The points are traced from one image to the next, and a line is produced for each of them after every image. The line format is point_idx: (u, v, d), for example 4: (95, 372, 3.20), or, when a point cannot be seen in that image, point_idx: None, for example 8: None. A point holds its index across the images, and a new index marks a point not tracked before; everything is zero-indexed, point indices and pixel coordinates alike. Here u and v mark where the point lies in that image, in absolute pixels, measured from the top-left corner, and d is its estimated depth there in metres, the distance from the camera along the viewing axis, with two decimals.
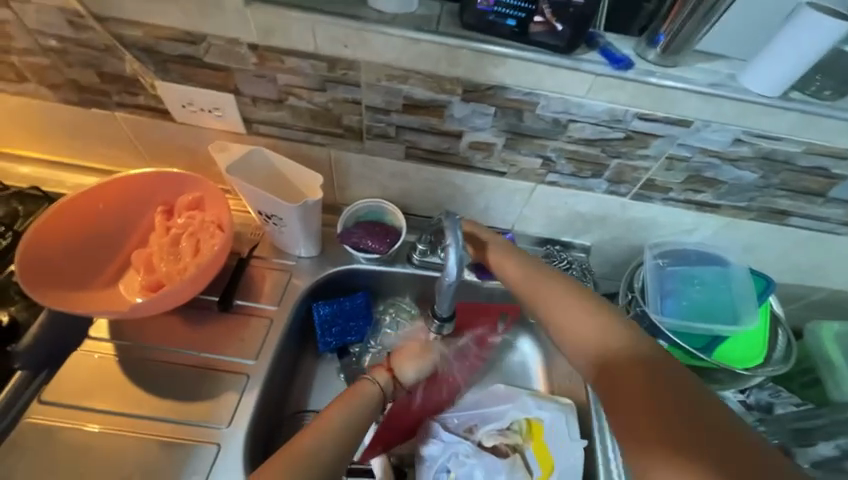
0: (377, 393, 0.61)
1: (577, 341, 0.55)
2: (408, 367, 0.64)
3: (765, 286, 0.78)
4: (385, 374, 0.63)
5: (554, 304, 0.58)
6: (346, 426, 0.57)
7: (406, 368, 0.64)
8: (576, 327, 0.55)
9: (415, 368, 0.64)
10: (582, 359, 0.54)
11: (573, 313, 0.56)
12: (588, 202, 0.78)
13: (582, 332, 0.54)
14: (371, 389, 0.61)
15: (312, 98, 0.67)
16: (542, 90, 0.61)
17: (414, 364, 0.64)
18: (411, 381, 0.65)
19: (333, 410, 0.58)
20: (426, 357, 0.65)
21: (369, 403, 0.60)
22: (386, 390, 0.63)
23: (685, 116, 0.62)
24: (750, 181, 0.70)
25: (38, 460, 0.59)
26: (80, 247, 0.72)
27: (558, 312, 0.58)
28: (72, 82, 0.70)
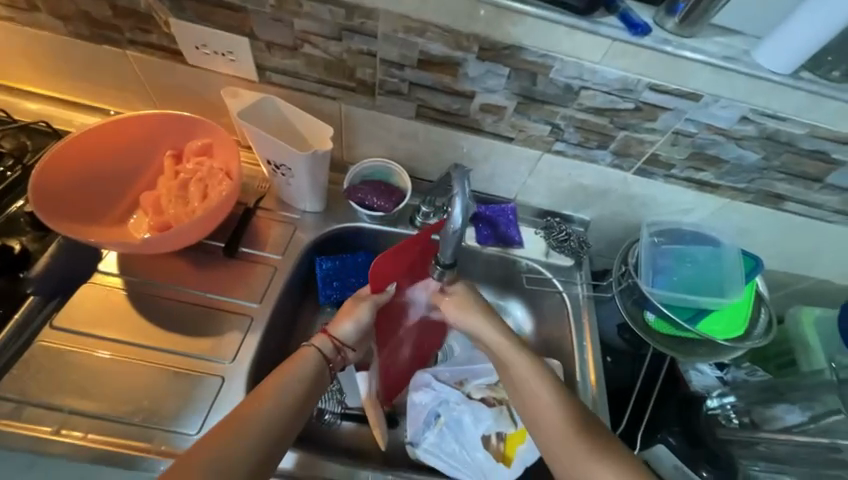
0: (318, 357, 0.62)
1: (537, 414, 0.60)
2: (344, 325, 0.67)
3: (754, 265, 0.80)
4: (326, 339, 0.65)
5: (521, 379, 0.62)
6: (293, 392, 0.57)
7: (340, 324, 0.67)
8: (537, 402, 0.60)
9: (351, 323, 0.67)
10: (537, 429, 0.60)
11: (525, 371, 0.62)
12: (592, 174, 0.80)
13: (539, 405, 0.60)
14: (313, 353, 0.62)
15: (327, 47, 0.66)
16: (557, 52, 0.61)
17: (349, 322, 0.67)
18: (351, 336, 0.68)
19: (268, 383, 0.56)
20: (357, 315, 0.68)
21: (311, 368, 0.61)
22: (328, 356, 0.64)
23: (695, 89, 0.63)
24: (752, 162, 0.72)
25: (50, 379, 0.61)
26: (89, 184, 0.72)
27: (522, 385, 0.62)
28: (83, 15, 0.69)
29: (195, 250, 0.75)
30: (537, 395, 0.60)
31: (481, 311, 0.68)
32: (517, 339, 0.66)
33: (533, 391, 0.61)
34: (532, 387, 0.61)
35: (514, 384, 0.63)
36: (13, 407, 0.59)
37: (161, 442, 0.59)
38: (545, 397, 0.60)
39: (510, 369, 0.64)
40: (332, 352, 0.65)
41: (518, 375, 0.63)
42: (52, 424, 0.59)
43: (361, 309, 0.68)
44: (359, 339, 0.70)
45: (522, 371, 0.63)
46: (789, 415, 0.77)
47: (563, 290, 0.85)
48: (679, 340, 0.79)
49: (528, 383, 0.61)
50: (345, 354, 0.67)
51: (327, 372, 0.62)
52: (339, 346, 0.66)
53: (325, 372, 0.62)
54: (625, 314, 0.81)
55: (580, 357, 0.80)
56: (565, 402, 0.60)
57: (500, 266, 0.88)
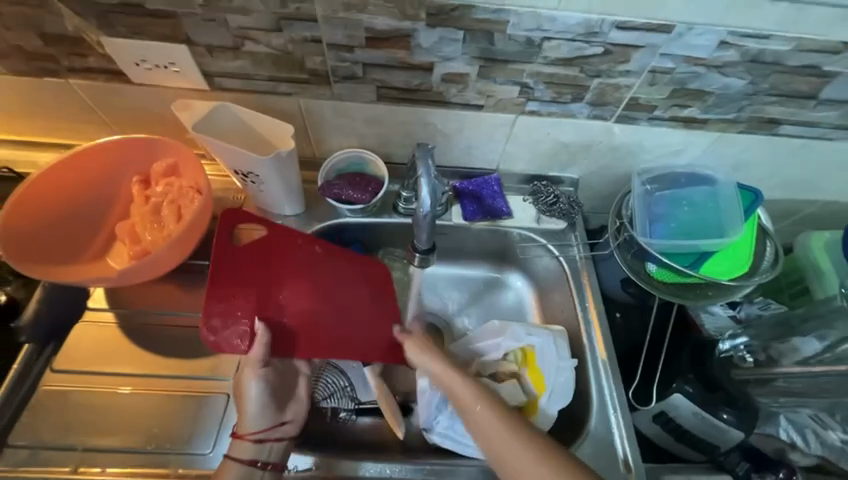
0: (242, 466, 0.57)
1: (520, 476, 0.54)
2: (245, 414, 0.60)
3: (754, 198, 0.76)
4: (245, 443, 0.58)
5: (492, 437, 0.57)
6: None
7: (245, 416, 0.60)
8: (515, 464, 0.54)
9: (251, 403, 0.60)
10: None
11: (483, 411, 0.59)
12: (572, 130, 0.76)
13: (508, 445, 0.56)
14: (235, 465, 0.57)
15: (269, 41, 0.62)
16: (511, 5, 0.57)
17: (251, 404, 0.60)
18: (263, 419, 0.60)
19: None
20: (251, 389, 0.61)
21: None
22: (254, 456, 0.58)
23: (666, 20, 0.58)
24: (738, 89, 0.67)
25: (60, 420, 0.61)
26: (59, 223, 0.71)
27: (494, 445, 0.56)
28: (15, 49, 0.66)
29: (180, 272, 0.75)
30: (503, 437, 0.56)
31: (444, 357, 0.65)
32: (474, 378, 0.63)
33: (509, 451, 0.55)
34: (492, 429, 0.57)
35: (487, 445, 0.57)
36: (28, 453, 0.58)
37: (178, 465, 0.59)
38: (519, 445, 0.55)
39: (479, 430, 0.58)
40: (256, 450, 0.59)
41: (487, 434, 0.57)
42: (69, 464, 0.58)
43: (247, 384, 0.61)
44: (278, 407, 0.62)
45: (491, 429, 0.57)
46: (803, 344, 0.73)
47: (559, 254, 0.83)
48: (684, 286, 0.77)
49: (500, 442, 0.56)
50: (276, 434, 0.60)
51: (263, 473, 0.58)
52: (261, 438, 0.59)
53: (256, 475, 0.57)
54: (626, 268, 0.79)
55: (584, 318, 0.78)
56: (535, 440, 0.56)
57: (493, 240, 0.86)
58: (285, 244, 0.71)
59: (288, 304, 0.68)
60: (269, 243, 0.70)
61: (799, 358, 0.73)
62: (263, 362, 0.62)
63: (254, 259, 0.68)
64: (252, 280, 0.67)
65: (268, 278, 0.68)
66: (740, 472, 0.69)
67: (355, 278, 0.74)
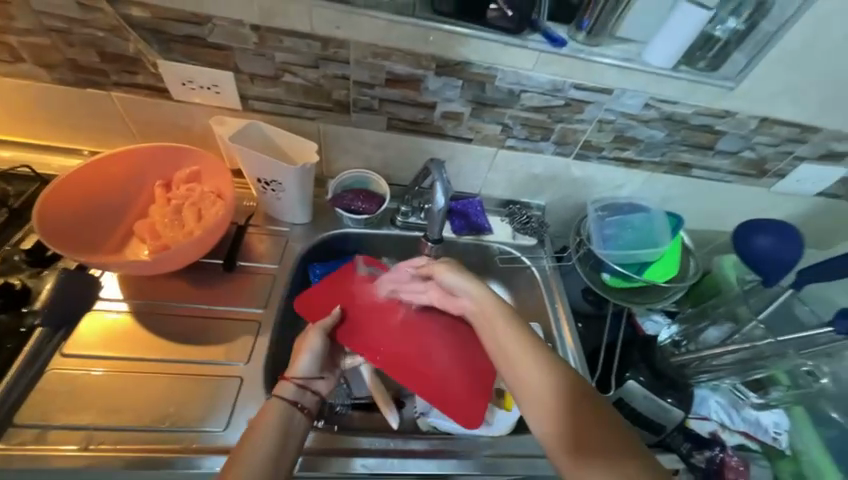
0: (284, 403, 0.61)
1: (522, 380, 0.60)
2: (298, 361, 0.67)
3: (677, 222, 0.97)
4: (289, 384, 0.64)
5: (507, 351, 0.63)
6: (269, 446, 0.56)
7: (296, 363, 0.67)
8: (523, 371, 0.60)
9: (307, 356, 0.68)
10: (520, 393, 0.60)
11: (502, 331, 0.66)
12: (541, 163, 0.94)
13: (517, 360, 0.62)
14: (278, 402, 0.61)
15: (305, 74, 0.76)
16: (499, 64, 0.76)
17: (305, 356, 0.68)
18: (312, 370, 0.67)
19: (245, 440, 0.56)
20: (310, 344, 0.70)
21: (279, 420, 0.59)
22: (296, 398, 0.63)
23: (607, 85, 0.80)
24: (660, 139, 0.90)
25: (70, 400, 0.62)
26: (83, 217, 0.75)
27: (508, 356, 0.63)
28: (69, 62, 0.74)
29: (194, 270, 0.80)
30: (518, 355, 0.62)
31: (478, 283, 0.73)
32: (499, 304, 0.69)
33: (519, 361, 0.61)
34: (507, 346, 0.64)
35: (502, 357, 0.64)
36: (36, 433, 0.59)
37: (192, 442, 0.61)
38: (528, 361, 0.61)
39: (498, 343, 0.66)
40: (298, 393, 0.64)
41: (504, 347, 0.64)
42: (77, 442, 0.59)
43: (311, 337, 0.71)
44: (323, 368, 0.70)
45: (508, 345, 0.64)
46: (713, 331, 0.93)
47: (531, 265, 0.98)
48: (631, 291, 0.94)
49: (515, 354, 0.62)
50: (314, 386, 0.67)
51: (300, 415, 0.61)
52: (304, 384, 0.65)
53: (295, 416, 0.61)
54: (586, 278, 0.95)
55: (556, 317, 0.92)
56: (545, 360, 0.61)
57: (476, 252, 1.00)
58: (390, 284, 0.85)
59: (378, 325, 0.79)
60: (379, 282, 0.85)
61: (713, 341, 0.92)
62: (325, 332, 0.73)
63: (362, 288, 0.84)
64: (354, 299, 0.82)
65: (368, 303, 0.82)
66: (683, 451, 0.86)
67: (456, 344, 0.79)
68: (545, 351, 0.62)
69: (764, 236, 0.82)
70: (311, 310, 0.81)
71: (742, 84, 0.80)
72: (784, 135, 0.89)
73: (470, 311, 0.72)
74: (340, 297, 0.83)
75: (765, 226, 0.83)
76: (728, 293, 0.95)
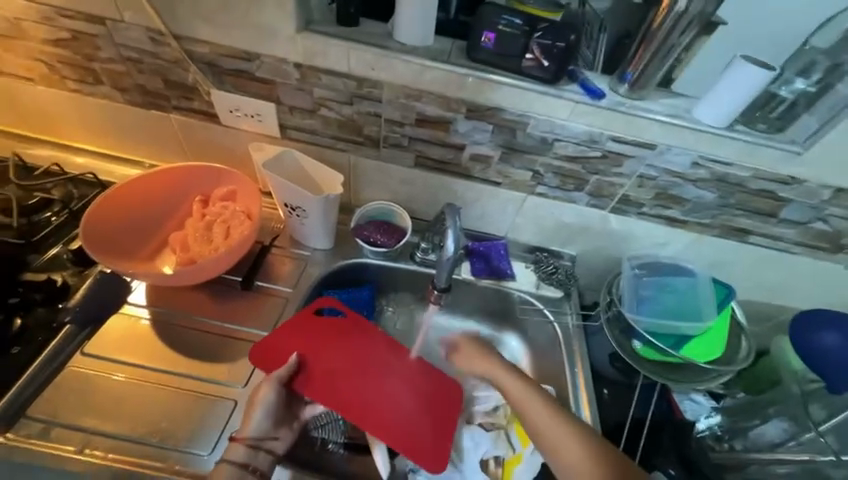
0: (234, 468, 0.60)
1: (562, 462, 0.62)
2: (251, 418, 0.65)
3: (726, 293, 0.86)
4: (239, 446, 0.62)
5: (540, 425, 0.66)
6: None
7: (249, 420, 0.65)
8: (565, 451, 0.63)
9: (260, 412, 0.65)
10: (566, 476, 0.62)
11: (531, 405, 0.67)
12: (573, 213, 0.89)
13: (553, 434, 0.64)
14: (226, 468, 0.60)
15: (340, 110, 0.79)
16: (532, 112, 0.74)
17: (259, 411, 0.65)
18: (265, 428, 0.65)
19: None
20: (263, 399, 0.66)
21: None
22: (247, 460, 0.62)
23: (650, 140, 0.74)
24: (711, 200, 0.82)
25: (78, 400, 0.66)
26: (126, 224, 0.82)
27: (541, 431, 0.65)
28: (139, 87, 0.83)
29: (215, 285, 0.82)
30: (553, 430, 0.65)
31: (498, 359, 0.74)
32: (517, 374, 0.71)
33: (556, 437, 0.64)
34: (538, 424, 0.66)
35: (537, 436, 0.65)
36: (43, 427, 0.63)
37: (176, 462, 0.62)
38: (563, 435, 0.64)
39: (532, 422, 0.66)
40: (250, 455, 0.63)
41: (542, 427, 0.65)
42: (76, 443, 0.62)
43: (263, 391, 0.66)
44: (278, 422, 0.68)
45: (538, 418, 0.66)
46: (770, 428, 0.80)
47: (554, 320, 0.91)
48: (665, 366, 0.83)
49: (554, 433, 0.64)
50: (269, 445, 0.65)
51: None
52: (256, 444, 0.64)
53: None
54: (615, 344, 0.85)
55: (574, 380, 0.84)
56: (578, 431, 0.64)
57: (495, 297, 0.94)
58: (351, 326, 0.80)
59: (340, 369, 0.74)
60: (342, 322, 0.80)
61: (769, 443, 0.79)
62: (281, 384, 0.69)
63: (323, 329, 0.78)
64: (313, 341, 0.76)
65: (327, 346, 0.76)
66: None
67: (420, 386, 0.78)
68: (576, 423, 0.65)
69: (829, 333, 0.73)
70: (268, 355, 0.73)
71: (811, 149, 0.71)
72: None
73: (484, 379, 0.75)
74: (297, 338, 0.75)
75: (829, 320, 0.75)
76: (781, 390, 0.81)
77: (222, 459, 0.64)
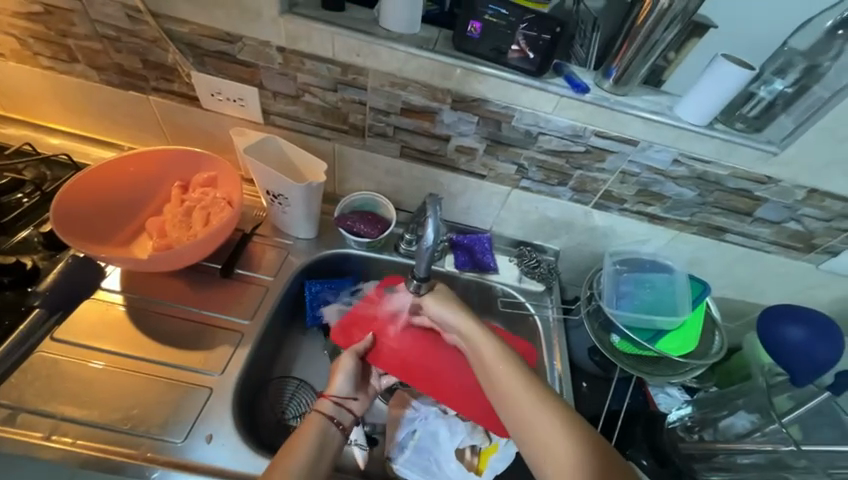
0: (324, 418, 0.64)
1: (519, 425, 0.59)
2: (334, 380, 0.71)
3: (702, 289, 0.88)
4: (326, 401, 0.67)
5: (500, 383, 0.63)
6: (307, 459, 0.58)
7: (331, 383, 0.71)
8: (521, 413, 0.59)
9: (342, 376, 0.72)
10: (522, 441, 0.58)
11: (495, 361, 0.65)
12: (557, 208, 0.90)
13: (511, 392, 0.61)
14: (318, 417, 0.64)
15: (324, 96, 0.78)
16: (517, 104, 0.74)
17: (340, 376, 0.72)
18: (346, 389, 0.71)
19: (289, 445, 0.59)
20: (344, 366, 0.73)
21: (317, 432, 0.62)
22: (333, 414, 0.66)
23: (633, 136, 0.75)
24: (690, 198, 0.83)
25: (46, 386, 0.64)
26: (102, 208, 0.80)
27: (500, 388, 0.63)
28: (116, 66, 0.80)
29: (193, 271, 0.81)
30: (508, 386, 0.62)
31: (474, 320, 0.72)
32: (485, 330, 0.70)
33: (513, 395, 0.61)
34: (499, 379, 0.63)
35: (498, 393, 0.63)
36: (7, 413, 0.62)
37: (147, 449, 0.61)
38: (521, 394, 0.60)
39: (495, 382, 0.64)
40: (335, 410, 0.67)
41: (502, 386, 0.62)
42: (43, 430, 0.61)
43: (344, 360, 0.74)
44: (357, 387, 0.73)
45: (501, 376, 0.63)
46: (738, 420, 0.80)
47: (535, 312, 0.92)
48: (641, 360, 0.84)
49: (512, 395, 0.61)
50: (349, 405, 0.69)
51: (335, 431, 0.64)
52: (340, 402, 0.68)
53: (331, 430, 0.64)
54: (594, 337, 0.86)
55: (550, 371, 0.86)
56: (537, 391, 0.60)
57: (478, 291, 0.95)
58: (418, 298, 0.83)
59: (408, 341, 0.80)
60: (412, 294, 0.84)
61: (736, 434, 0.79)
62: (358, 356, 0.75)
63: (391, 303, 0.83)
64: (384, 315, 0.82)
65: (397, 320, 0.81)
66: None
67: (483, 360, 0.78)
68: (539, 384, 0.62)
69: (796, 327, 0.75)
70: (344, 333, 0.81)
71: (787, 149, 0.72)
72: (836, 209, 0.79)
73: (461, 342, 0.73)
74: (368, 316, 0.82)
75: (796, 315, 0.77)
76: (750, 383, 0.83)
77: (196, 446, 0.63)
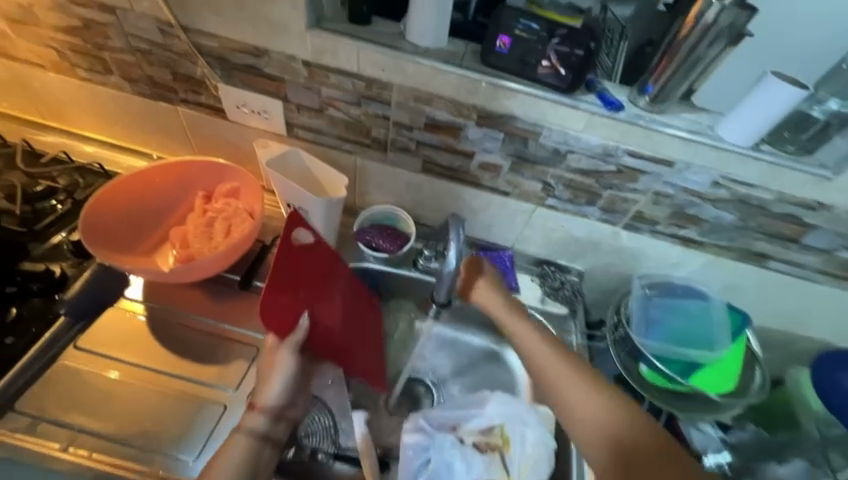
0: (254, 440, 0.62)
1: (559, 396, 0.64)
2: (269, 388, 0.66)
3: (741, 320, 0.82)
4: (259, 414, 0.64)
5: (537, 359, 0.68)
6: None
7: (267, 390, 0.66)
8: (560, 386, 0.65)
9: (276, 384, 0.67)
10: (566, 418, 0.63)
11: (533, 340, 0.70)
12: (583, 227, 0.86)
13: (550, 369, 0.67)
14: (244, 439, 0.61)
15: (348, 110, 0.77)
16: (545, 122, 0.71)
17: (276, 379, 0.67)
18: (283, 397, 0.67)
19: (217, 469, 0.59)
20: (282, 368, 0.68)
21: (246, 454, 0.61)
22: (265, 430, 0.64)
23: (668, 156, 0.71)
24: (730, 222, 0.78)
25: (66, 396, 0.65)
26: (128, 218, 0.81)
27: (538, 365, 0.68)
28: (148, 78, 0.82)
29: (212, 282, 0.81)
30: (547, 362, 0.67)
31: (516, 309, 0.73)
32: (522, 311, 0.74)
33: (552, 372, 0.66)
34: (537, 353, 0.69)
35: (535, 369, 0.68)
36: (28, 422, 0.63)
37: (160, 466, 0.61)
38: (560, 369, 0.66)
39: (539, 365, 0.68)
40: (269, 424, 0.65)
41: (551, 370, 0.66)
42: (61, 441, 0.62)
43: (282, 359, 0.69)
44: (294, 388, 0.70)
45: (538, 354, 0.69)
46: (783, 469, 0.75)
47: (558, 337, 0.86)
48: (674, 395, 0.79)
49: (551, 370, 0.66)
50: (284, 413, 0.67)
51: (268, 452, 0.63)
52: (275, 412, 0.66)
53: (264, 453, 0.62)
54: (620, 367, 0.81)
55: None
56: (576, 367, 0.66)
57: None
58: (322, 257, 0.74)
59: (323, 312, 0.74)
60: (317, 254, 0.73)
61: None
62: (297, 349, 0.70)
63: (304, 269, 0.72)
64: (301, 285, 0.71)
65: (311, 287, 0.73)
66: None
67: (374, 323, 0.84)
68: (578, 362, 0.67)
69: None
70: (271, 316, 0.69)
71: (842, 174, 0.67)
72: None
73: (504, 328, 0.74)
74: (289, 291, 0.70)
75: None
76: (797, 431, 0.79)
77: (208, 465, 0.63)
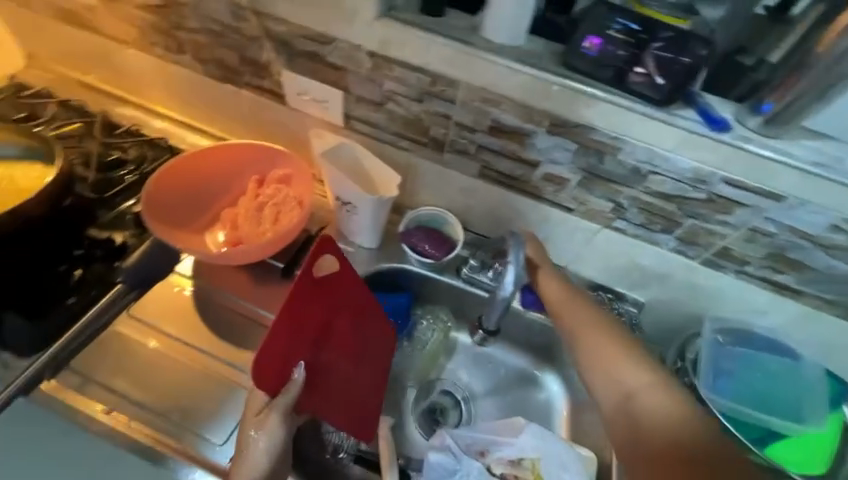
0: None
1: (598, 370, 0.65)
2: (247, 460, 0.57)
3: (840, 391, 0.71)
4: None
5: (582, 331, 0.67)
6: None
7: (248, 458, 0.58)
8: (604, 359, 0.64)
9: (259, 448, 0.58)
10: (601, 390, 0.64)
11: (584, 312, 0.68)
12: (654, 257, 0.75)
13: (596, 344, 0.65)
14: None
15: (408, 106, 0.73)
16: (628, 136, 0.63)
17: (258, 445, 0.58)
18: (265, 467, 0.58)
19: None
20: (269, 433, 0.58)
21: None
22: None
23: (775, 189, 0.60)
24: (841, 271, 0.66)
25: (115, 362, 0.71)
26: (185, 195, 0.83)
27: (581, 337, 0.66)
28: (217, 59, 0.83)
29: (256, 266, 0.81)
30: (592, 336, 0.66)
31: (573, 295, 0.69)
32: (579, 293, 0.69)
33: (598, 346, 0.65)
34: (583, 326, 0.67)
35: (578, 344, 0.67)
36: (79, 380, 0.69)
37: (187, 444, 0.64)
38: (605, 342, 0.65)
39: (586, 342, 0.66)
40: None
41: (595, 345, 0.65)
42: (105, 403, 0.67)
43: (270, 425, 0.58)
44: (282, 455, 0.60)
45: (587, 326, 0.67)
46: None
47: None
48: None
49: (595, 345, 0.65)
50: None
51: None
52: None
53: None
54: None
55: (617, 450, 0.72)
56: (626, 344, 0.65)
57: (541, 333, 0.84)
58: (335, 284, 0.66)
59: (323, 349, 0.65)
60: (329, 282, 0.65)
61: None
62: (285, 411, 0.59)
63: (313, 298, 0.63)
64: (306, 321, 0.62)
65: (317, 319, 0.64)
66: None
67: (383, 358, 0.72)
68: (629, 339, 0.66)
69: None
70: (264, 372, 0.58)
71: None
72: None
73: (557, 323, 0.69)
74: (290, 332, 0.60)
75: None
76: None
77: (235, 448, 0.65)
